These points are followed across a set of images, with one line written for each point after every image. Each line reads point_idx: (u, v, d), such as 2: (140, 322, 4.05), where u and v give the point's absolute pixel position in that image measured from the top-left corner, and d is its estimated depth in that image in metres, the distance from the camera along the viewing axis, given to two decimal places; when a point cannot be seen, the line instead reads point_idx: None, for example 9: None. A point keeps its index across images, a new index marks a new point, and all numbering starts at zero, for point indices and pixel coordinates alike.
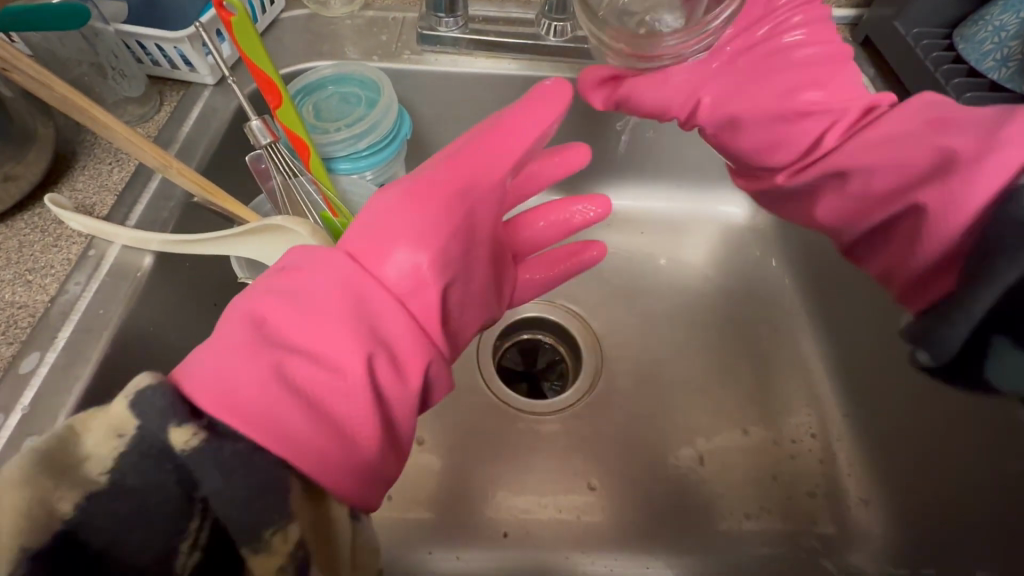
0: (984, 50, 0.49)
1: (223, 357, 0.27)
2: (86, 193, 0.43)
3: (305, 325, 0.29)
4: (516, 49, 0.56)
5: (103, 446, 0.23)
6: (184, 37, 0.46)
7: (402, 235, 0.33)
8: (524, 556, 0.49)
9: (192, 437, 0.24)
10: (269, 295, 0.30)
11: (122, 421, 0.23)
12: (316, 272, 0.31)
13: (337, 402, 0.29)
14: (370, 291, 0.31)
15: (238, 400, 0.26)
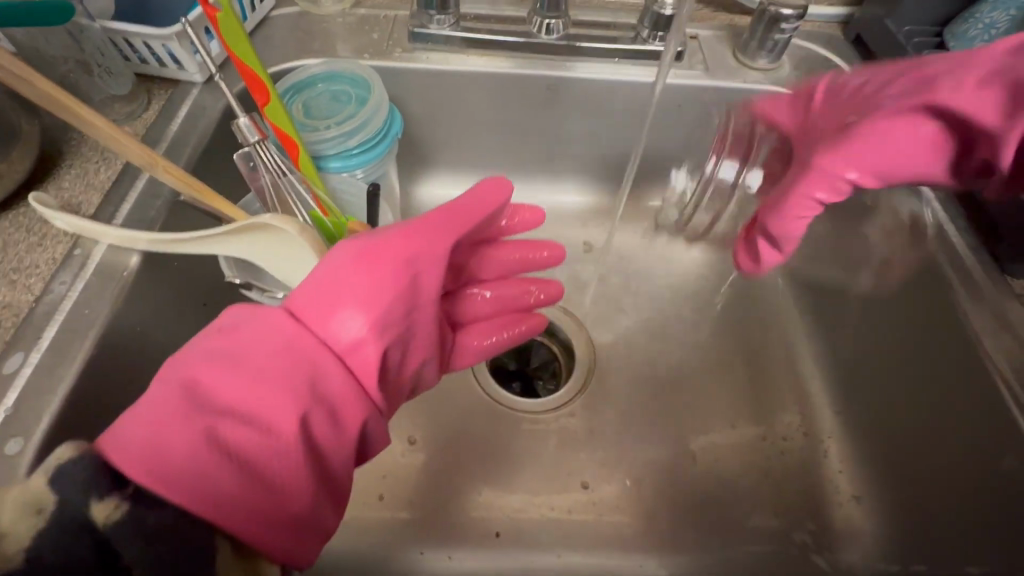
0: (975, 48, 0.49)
1: (153, 423, 0.27)
2: (72, 192, 0.43)
3: (239, 388, 0.30)
4: (509, 46, 0.56)
5: (17, 522, 0.24)
6: (171, 35, 0.46)
7: (345, 299, 0.33)
8: (516, 555, 0.49)
9: (114, 511, 0.24)
10: (207, 360, 0.31)
11: (40, 495, 0.24)
12: (255, 335, 0.32)
13: (270, 462, 0.29)
14: (309, 354, 0.32)
15: (166, 467, 0.26)
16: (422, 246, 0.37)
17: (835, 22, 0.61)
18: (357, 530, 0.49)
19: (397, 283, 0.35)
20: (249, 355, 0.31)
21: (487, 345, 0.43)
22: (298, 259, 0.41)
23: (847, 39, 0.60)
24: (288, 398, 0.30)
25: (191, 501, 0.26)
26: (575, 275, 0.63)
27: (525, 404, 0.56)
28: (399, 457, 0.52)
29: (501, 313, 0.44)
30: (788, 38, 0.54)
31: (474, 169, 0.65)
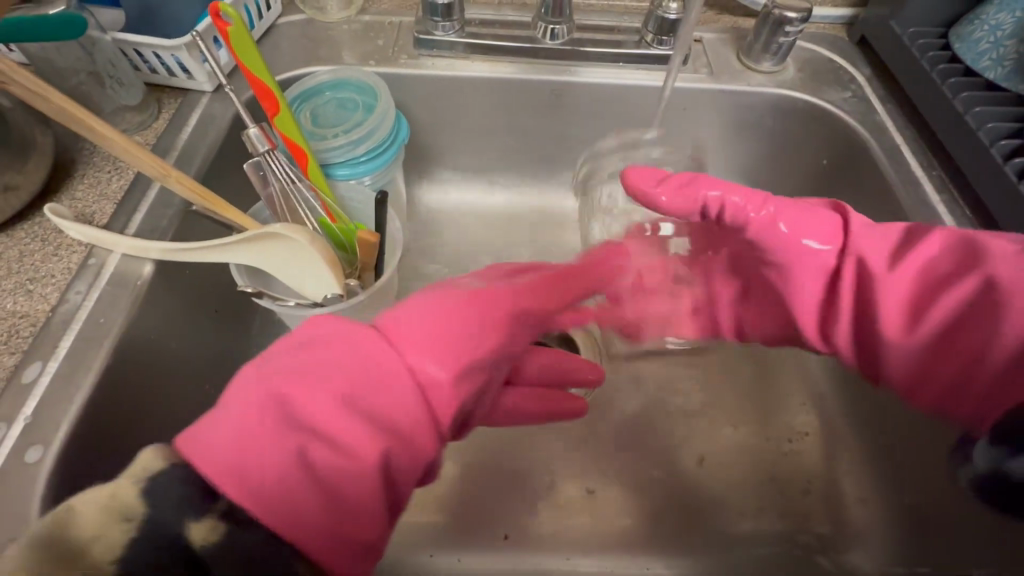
0: (980, 50, 0.49)
1: (241, 434, 0.27)
2: (85, 202, 0.43)
3: (328, 411, 0.28)
4: (514, 52, 0.56)
5: (108, 531, 0.24)
6: (181, 45, 0.46)
7: (444, 340, 0.31)
8: (524, 557, 0.50)
9: (211, 531, 0.25)
10: (293, 372, 0.29)
11: (128, 506, 0.25)
12: (346, 351, 0.30)
13: (349, 488, 0.28)
14: (400, 391, 0.30)
15: (256, 483, 0.26)
16: (523, 301, 0.37)
17: (839, 23, 0.62)
18: None
19: (495, 333, 0.34)
20: (337, 372, 0.29)
21: (530, 410, 0.43)
22: (308, 266, 0.42)
23: (851, 40, 0.60)
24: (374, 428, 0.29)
25: (275, 519, 0.26)
26: None
27: None
28: None
29: (547, 382, 0.46)
30: (792, 41, 0.54)
31: (479, 173, 0.65)
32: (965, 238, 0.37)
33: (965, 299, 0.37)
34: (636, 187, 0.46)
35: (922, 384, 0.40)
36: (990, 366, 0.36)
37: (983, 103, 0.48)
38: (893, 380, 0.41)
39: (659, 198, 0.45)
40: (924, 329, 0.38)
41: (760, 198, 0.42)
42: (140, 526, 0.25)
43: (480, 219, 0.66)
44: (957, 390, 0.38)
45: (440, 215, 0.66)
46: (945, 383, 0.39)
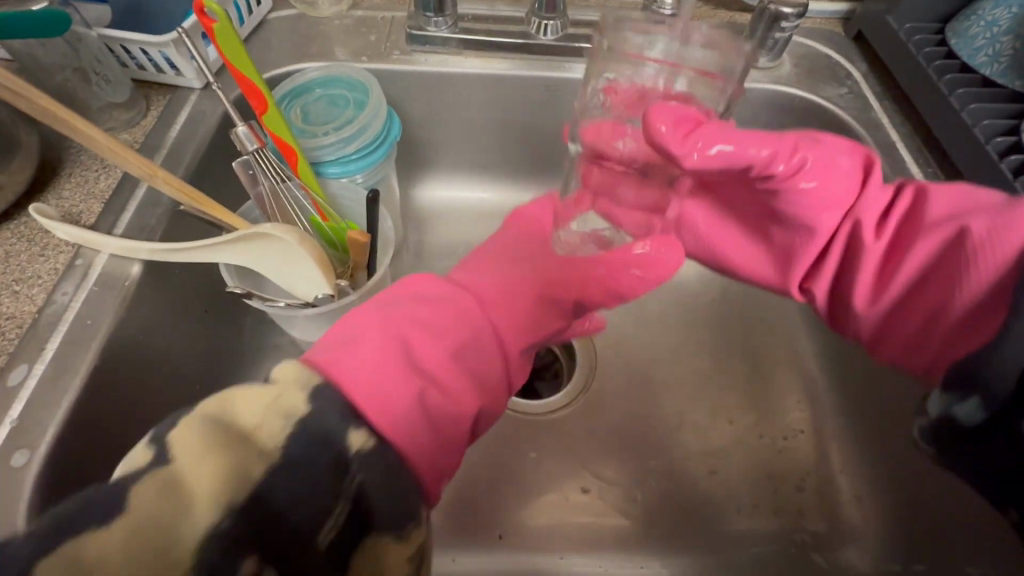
0: (977, 45, 0.49)
1: (377, 371, 0.30)
2: (72, 201, 0.43)
3: (441, 361, 0.34)
4: (507, 47, 0.55)
5: (270, 423, 0.25)
6: (169, 42, 0.46)
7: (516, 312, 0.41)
8: (518, 557, 0.49)
9: (368, 438, 0.27)
10: (412, 327, 0.35)
11: (293, 404, 0.26)
12: (443, 311, 0.37)
13: (449, 425, 0.33)
14: (486, 351, 0.38)
15: (392, 413, 0.29)
16: (586, 293, 0.45)
17: (835, 18, 0.61)
18: None
19: (548, 309, 0.44)
20: (442, 329, 0.36)
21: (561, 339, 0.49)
22: (298, 266, 0.41)
23: (847, 36, 0.60)
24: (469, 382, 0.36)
25: (404, 441, 0.29)
26: None
27: (531, 407, 0.56)
28: None
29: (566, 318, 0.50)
30: (788, 36, 0.54)
31: (473, 169, 0.65)
32: (940, 194, 0.35)
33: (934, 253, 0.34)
34: (655, 134, 0.33)
35: (886, 339, 0.38)
36: (948, 321, 0.33)
37: (979, 99, 0.47)
38: (862, 335, 0.39)
39: (690, 155, 0.34)
40: (895, 284, 0.36)
41: (795, 142, 0.36)
42: (299, 424, 0.25)
43: (473, 217, 0.66)
44: (919, 348, 0.36)
45: (434, 214, 0.66)
46: (908, 340, 0.36)
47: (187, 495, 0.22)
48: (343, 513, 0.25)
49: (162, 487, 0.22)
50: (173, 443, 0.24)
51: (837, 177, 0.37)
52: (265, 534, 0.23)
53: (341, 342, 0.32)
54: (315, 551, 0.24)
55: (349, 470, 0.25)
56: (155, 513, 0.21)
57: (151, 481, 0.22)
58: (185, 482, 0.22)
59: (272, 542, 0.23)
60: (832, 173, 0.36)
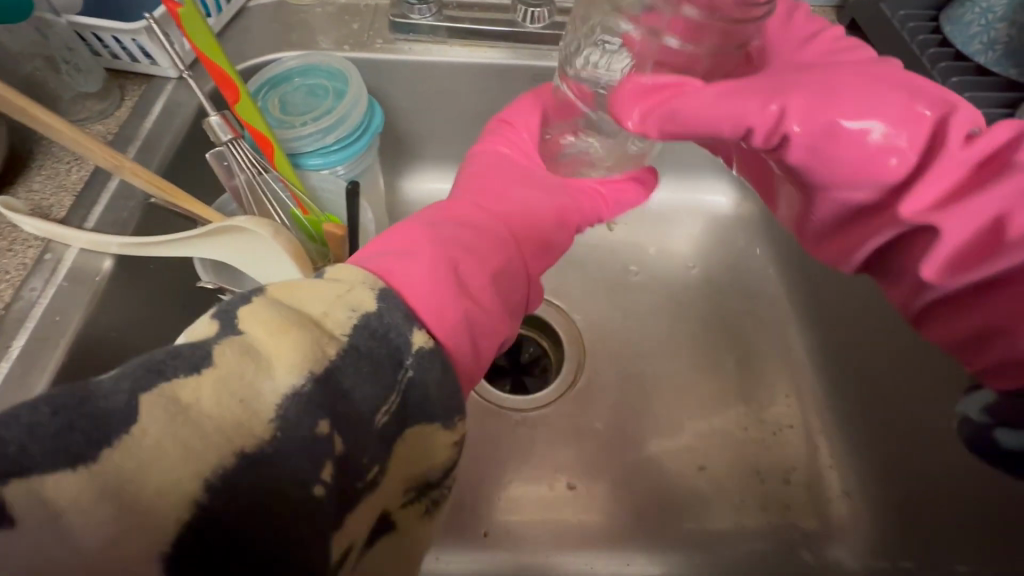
0: (971, 33, 0.48)
1: (426, 281, 0.30)
2: (42, 194, 0.42)
3: (481, 279, 0.35)
4: (493, 36, 0.54)
5: (335, 314, 0.26)
6: (141, 30, 0.44)
7: (536, 243, 0.44)
8: (505, 556, 0.49)
9: (427, 337, 0.27)
10: (453, 247, 0.35)
11: (360, 300, 0.27)
12: (478, 235, 0.38)
13: (486, 337, 0.33)
14: (514, 274, 0.39)
15: (444, 317, 0.29)
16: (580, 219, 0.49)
17: (829, 7, 0.60)
18: None
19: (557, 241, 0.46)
20: (480, 252, 0.36)
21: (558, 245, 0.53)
22: (274, 261, 0.40)
23: (841, 24, 0.59)
24: (501, 295, 0.37)
25: (453, 342, 0.29)
26: (565, 270, 0.61)
27: (515, 402, 0.55)
28: None
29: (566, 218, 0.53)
30: None
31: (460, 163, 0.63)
32: None
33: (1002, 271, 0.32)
34: (614, 113, 0.39)
35: (937, 316, 0.37)
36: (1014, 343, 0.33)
37: (975, 87, 0.46)
38: (904, 306, 0.39)
39: (645, 127, 0.38)
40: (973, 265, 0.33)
41: (818, 105, 0.35)
42: (364, 316, 0.26)
43: None
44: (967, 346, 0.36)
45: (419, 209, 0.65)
46: (956, 335, 0.36)
47: (268, 360, 0.23)
48: (395, 401, 0.26)
49: (240, 350, 0.23)
50: (244, 318, 0.24)
51: (888, 117, 0.34)
52: (332, 405, 0.24)
53: (392, 253, 0.32)
54: (373, 426, 0.25)
55: (403, 367, 0.26)
56: (236, 371, 0.22)
57: (232, 343, 0.23)
58: (264, 349, 0.23)
59: (338, 416, 0.24)
60: (877, 114, 0.34)
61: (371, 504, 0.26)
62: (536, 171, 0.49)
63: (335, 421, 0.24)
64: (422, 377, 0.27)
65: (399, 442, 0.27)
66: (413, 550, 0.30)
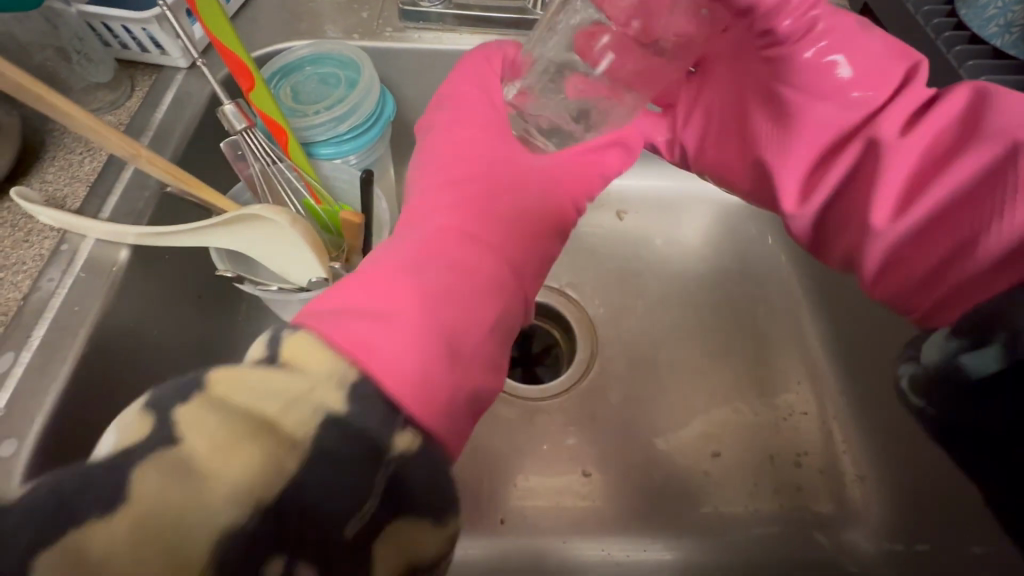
0: (988, 15, 0.47)
1: (411, 359, 0.29)
2: (56, 184, 0.41)
3: (469, 339, 0.33)
4: (503, 24, 0.53)
5: (299, 410, 0.22)
6: (151, 18, 0.44)
7: (524, 248, 0.40)
8: (520, 542, 0.49)
9: (412, 441, 0.24)
10: (442, 305, 0.33)
11: (323, 395, 0.23)
12: (467, 279, 0.35)
13: (475, 396, 0.33)
14: (507, 319, 0.37)
15: (428, 400, 0.28)
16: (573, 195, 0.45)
17: None
18: None
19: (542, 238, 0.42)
20: (472, 303, 0.35)
21: None
22: (291, 250, 0.40)
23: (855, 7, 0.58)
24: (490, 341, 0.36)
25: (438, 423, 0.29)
26: (577, 259, 0.61)
27: (526, 391, 0.55)
28: None
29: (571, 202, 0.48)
30: None
31: None
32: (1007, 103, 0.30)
33: (958, 191, 0.30)
34: None
35: (882, 282, 0.35)
36: (967, 269, 0.30)
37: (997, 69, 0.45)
38: (858, 260, 0.36)
39: None
40: (914, 212, 0.32)
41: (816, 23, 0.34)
42: (329, 421, 0.22)
43: None
44: (924, 290, 0.33)
45: None
46: (901, 287, 0.34)
47: (206, 480, 0.20)
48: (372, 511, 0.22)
49: (168, 471, 0.20)
50: (184, 420, 0.21)
51: (859, 56, 0.34)
52: (282, 534, 0.20)
53: (375, 317, 0.30)
54: (336, 544, 0.21)
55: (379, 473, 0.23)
56: (159, 502, 0.19)
57: (159, 462, 0.20)
58: (202, 465, 0.20)
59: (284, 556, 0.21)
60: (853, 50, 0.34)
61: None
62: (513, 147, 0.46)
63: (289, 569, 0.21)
64: (401, 466, 0.24)
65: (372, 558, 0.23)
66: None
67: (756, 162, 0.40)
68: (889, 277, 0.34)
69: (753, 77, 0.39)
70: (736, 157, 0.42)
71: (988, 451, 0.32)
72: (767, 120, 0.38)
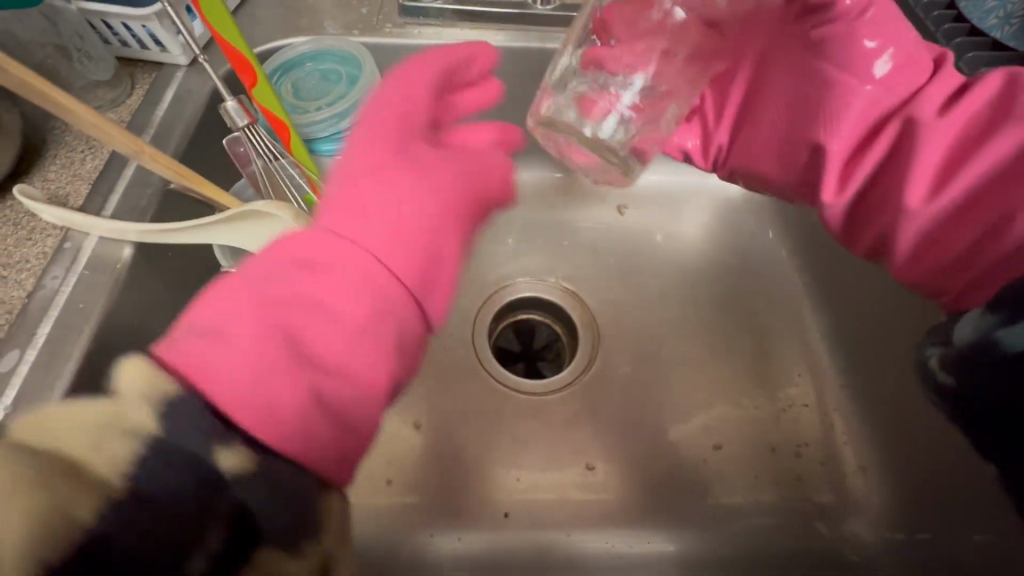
0: (987, 8, 0.47)
1: (238, 372, 0.24)
2: (58, 183, 0.42)
3: (337, 343, 0.27)
4: (503, 19, 0.53)
5: (109, 445, 0.21)
6: (151, 15, 0.43)
7: (413, 221, 0.31)
8: (523, 536, 0.50)
9: (241, 462, 0.22)
10: (292, 306, 0.27)
11: (132, 414, 0.21)
12: (325, 271, 0.28)
13: (358, 408, 0.27)
14: (389, 312, 0.29)
15: (272, 416, 0.24)
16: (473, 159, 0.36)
17: None
18: (361, 512, 0.50)
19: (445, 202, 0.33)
20: (337, 300, 0.28)
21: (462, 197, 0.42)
22: None
23: None
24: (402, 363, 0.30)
25: (281, 445, 0.24)
26: (578, 254, 0.61)
27: (528, 385, 0.55)
28: (401, 438, 0.53)
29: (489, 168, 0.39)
30: None
31: None
32: None
33: (992, 172, 0.33)
34: None
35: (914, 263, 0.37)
36: (999, 247, 0.33)
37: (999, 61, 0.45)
38: (888, 243, 0.37)
39: None
40: (952, 191, 0.34)
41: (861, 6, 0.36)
42: (147, 445, 0.21)
43: None
44: (952, 271, 0.35)
45: None
46: (936, 268, 0.36)
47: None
48: (223, 532, 0.22)
49: None
50: None
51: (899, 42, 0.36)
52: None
53: (201, 335, 0.25)
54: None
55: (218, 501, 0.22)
56: None
57: None
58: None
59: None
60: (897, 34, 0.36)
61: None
62: (413, 97, 0.36)
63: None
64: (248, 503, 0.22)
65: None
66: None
67: (793, 151, 0.41)
68: (922, 256, 0.36)
69: (792, 65, 0.40)
70: (766, 154, 0.43)
71: (1006, 432, 0.34)
72: (809, 106, 0.39)
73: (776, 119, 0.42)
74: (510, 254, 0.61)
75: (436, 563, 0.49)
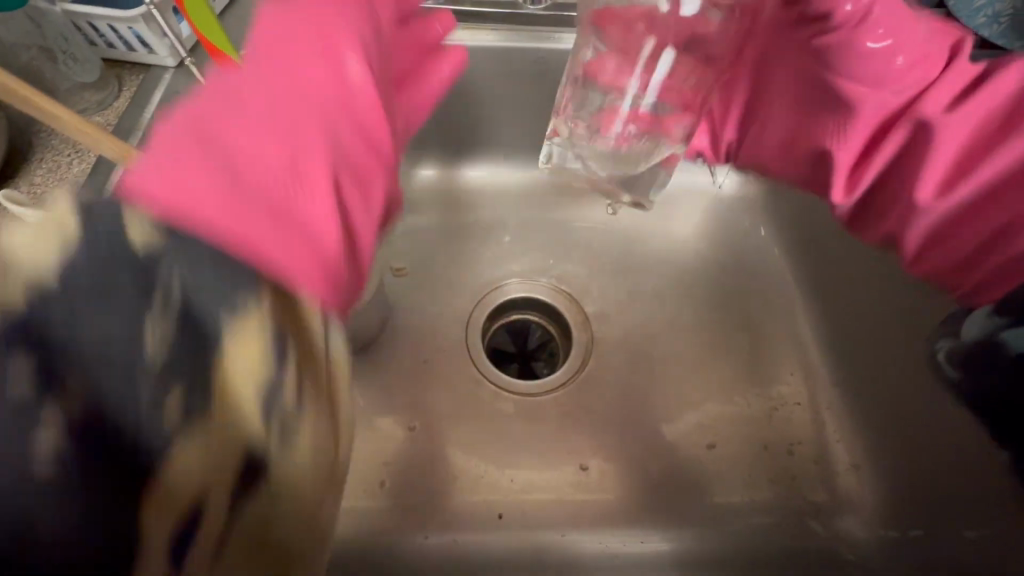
0: (977, 7, 0.46)
1: (168, 169, 0.25)
2: (45, 187, 0.41)
3: (270, 156, 0.28)
4: (495, 18, 0.52)
5: (40, 247, 0.21)
6: (138, 16, 0.43)
7: (328, 51, 0.31)
8: (518, 537, 0.50)
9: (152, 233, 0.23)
10: (220, 124, 0.27)
11: (62, 221, 0.22)
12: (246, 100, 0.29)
13: (304, 211, 0.28)
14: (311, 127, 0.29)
15: (201, 207, 0.24)
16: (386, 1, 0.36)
17: None
18: (355, 515, 0.50)
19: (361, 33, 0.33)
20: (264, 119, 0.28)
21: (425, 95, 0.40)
22: None
23: None
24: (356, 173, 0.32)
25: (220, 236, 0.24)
26: (571, 255, 0.61)
27: (521, 386, 0.55)
28: (395, 440, 0.53)
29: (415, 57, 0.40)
30: None
31: (464, 149, 0.61)
32: None
33: (1002, 174, 0.34)
34: None
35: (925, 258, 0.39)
36: (1006, 251, 0.36)
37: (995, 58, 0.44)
38: (897, 243, 0.40)
39: None
40: (963, 192, 0.36)
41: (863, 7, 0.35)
42: (75, 245, 0.22)
43: (460, 198, 0.62)
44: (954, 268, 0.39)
45: (420, 198, 0.62)
46: (944, 264, 0.39)
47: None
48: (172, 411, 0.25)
49: None
50: None
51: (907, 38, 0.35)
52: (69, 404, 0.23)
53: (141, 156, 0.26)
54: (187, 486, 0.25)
55: (161, 277, 0.24)
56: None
57: None
58: None
59: (47, 528, 0.22)
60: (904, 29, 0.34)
61: (200, 544, 0.26)
62: None
63: (64, 511, 0.23)
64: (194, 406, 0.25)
65: (173, 460, 0.25)
66: (313, 542, 0.30)
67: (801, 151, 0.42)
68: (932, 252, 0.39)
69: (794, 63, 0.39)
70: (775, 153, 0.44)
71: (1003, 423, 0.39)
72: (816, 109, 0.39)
73: (782, 119, 0.42)
74: (504, 255, 0.61)
75: (432, 564, 0.49)
